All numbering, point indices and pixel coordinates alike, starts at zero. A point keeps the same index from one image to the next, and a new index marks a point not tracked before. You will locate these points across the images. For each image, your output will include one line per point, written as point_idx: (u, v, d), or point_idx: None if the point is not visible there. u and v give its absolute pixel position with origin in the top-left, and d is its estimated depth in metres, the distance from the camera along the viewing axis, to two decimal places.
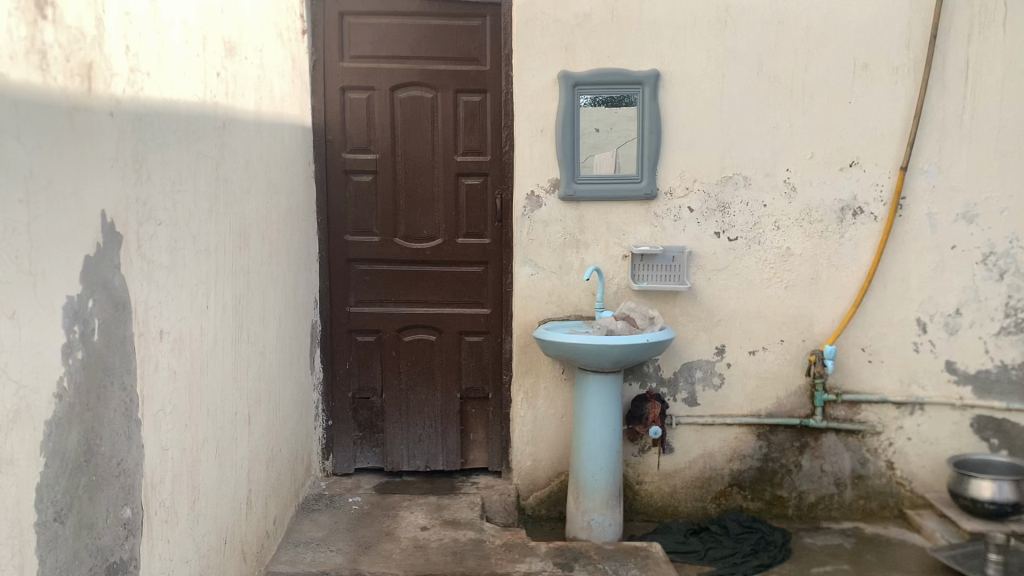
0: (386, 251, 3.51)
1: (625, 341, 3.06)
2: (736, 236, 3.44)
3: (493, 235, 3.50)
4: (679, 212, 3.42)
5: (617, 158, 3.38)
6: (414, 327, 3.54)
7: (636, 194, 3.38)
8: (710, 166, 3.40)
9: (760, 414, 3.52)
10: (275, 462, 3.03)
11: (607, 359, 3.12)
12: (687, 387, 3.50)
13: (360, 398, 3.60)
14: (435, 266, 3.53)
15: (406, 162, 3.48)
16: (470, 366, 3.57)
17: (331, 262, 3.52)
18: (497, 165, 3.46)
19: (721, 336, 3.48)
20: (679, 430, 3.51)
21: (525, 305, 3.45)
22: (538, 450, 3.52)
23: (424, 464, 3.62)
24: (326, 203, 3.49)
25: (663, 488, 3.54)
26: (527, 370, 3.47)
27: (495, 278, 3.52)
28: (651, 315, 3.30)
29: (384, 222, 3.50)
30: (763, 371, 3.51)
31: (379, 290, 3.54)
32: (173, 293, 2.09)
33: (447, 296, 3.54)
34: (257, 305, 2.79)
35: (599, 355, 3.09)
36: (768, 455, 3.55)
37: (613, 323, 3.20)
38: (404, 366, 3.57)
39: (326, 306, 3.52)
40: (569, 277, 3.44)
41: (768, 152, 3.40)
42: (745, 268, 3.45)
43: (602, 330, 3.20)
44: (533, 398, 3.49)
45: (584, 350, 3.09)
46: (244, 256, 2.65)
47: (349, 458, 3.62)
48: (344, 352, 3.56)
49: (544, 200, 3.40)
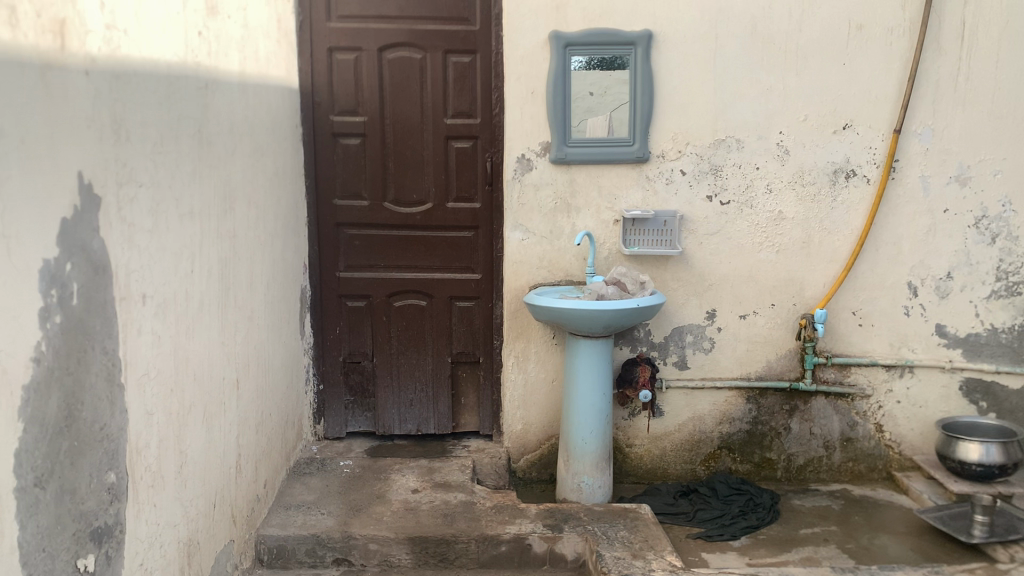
0: (376, 215, 3.49)
1: (618, 306, 3.06)
2: (728, 199, 3.41)
3: (484, 199, 3.47)
4: (671, 175, 3.39)
5: (609, 121, 3.34)
6: (404, 292, 3.53)
7: (627, 157, 3.35)
8: (702, 128, 3.37)
9: (750, 377, 3.53)
10: (266, 425, 3.04)
11: (598, 324, 3.12)
12: (678, 351, 3.49)
13: (351, 363, 3.59)
14: (425, 230, 3.50)
15: (395, 125, 3.44)
16: (460, 330, 3.56)
17: (320, 226, 3.50)
18: (487, 128, 3.43)
19: (713, 300, 3.47)
20: (669, 393, 3.52)
21: (516, 269, 3.44)
22: (529, 413, 3.53)
23: (416, 428, 3.63)
24: (314, 166, 3.46)
25: (653, 451, 3.55)
26: (519, 334, 3.47)
27: (486, 243, 3.50)
28: (642, 280, 3.26)
29: (374, 187, 3.47)
30: (754, 335, 3.50)
31: (368, 255, 3.52)
32: (156, 256, 2.08)
33: (437, 261, 3.52)
34: (244, 269, 2.78)
35: (591, 320, 3.09)
36: (758, 418, 3.56)
37: (604, 288, 3.19)
38: (395, 331, 3.56)
39: (316, 270, 3.51)
40: (559, 241, 3.43)
41: (761, 114, 3.37)
42: (737, 232, 3.44)
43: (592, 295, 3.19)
44: (523, 362, 3.49)
45: (577, 315, 3.09)
46: (230, 219, 2.63)
47: (340, 422, 3.62)
48: (334, 316, 3.55)
49: (534, 163, 3.37)
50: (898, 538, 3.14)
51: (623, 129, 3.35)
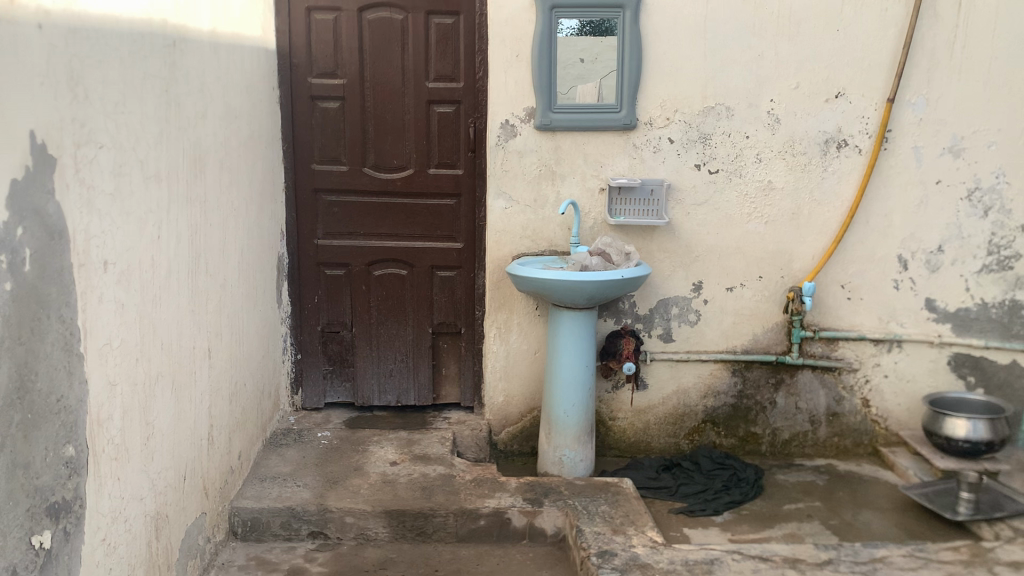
0: (356, 181, 3.39)
1: (601, 277, 3.00)
2: (717, 168, 3.33)
3: (466, 166, 3.38)
4: (659, 143, 3.31)
5: (596, 87, 3.25)
6: (384, 260, 3.45)
7: (614, 124, 3.26)
8: (692, 95, 3.28)
9: (736, 350, 3.47)
10: (240, 396, 2.97)
11: (580, 295, 3.05)
12: (663, 324, 3.43)
13: (330, 332, 3.52)
14: (405, 197, 3.42)
15: (376, 88, 3.34)
16: (442, 301, 3.48)
17: (298, 191, 3.40)
18: (470, 92, 3.33)
19: (699, 272, 3.40)
20: (654, 366, 3.45)
21: (499, 239, 3.36)
22: (511, 385, 3.47)
23: (396, 399, 3.56)
24: (291, 130, 3.36)
25: (637, 424, 3.49)
26: (502, 305, 3.40)
27: (468, 211, 3.41)
28: (627, 251, 3.18)
29: (353, 151, 3.38)
30: (740, 307, 3.44)
31: (347, 222, 3.43)
32: (119, 221, 1.99)
33: (417, 230, 3.43)
34: (217, 236, 2.69)
35: (573, 290, 3.03)
36: (743, 392, 3.50)
37: (588, 259, 3.12)
38: (374, 301, 3.48)
39: (294, 238, 3.42)
40: (544, 210, 3.35)
41: (752, 80, 3.28)
42: (725, 203, 3.36)
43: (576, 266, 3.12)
44: (506, 333, 3.42)
45: (559, 286, 3.02)
46: (200, 183, 2.54)
47: (318, 393, 3.56)
48: (312, 285, 3.47)
49: (519, 129, 3.28)
50: (882, 515, 3.11)
51: (610, 94, 3.25)
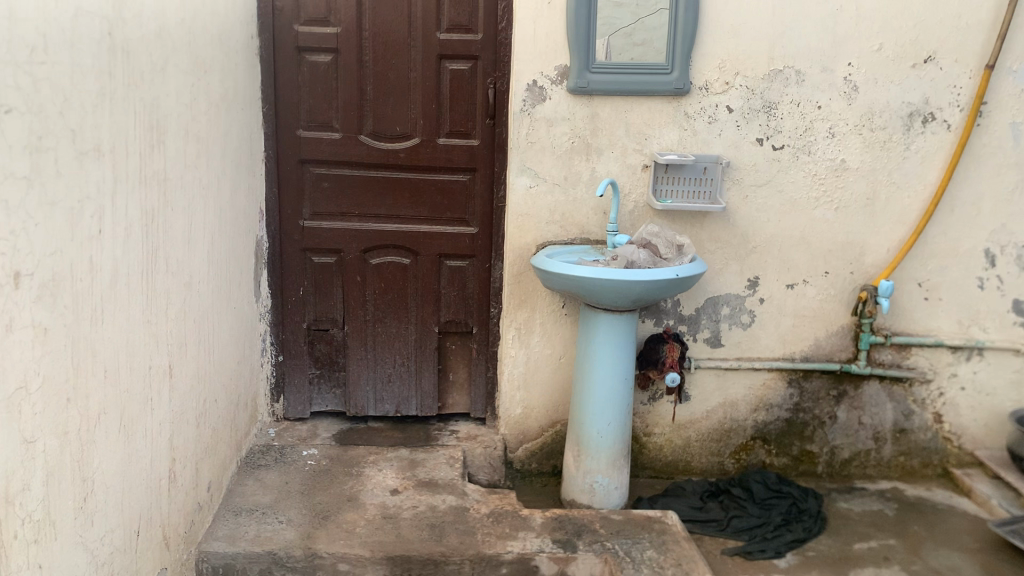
0: (350, 152, 2.83)
1: (652, 277, 2.48)
2: (782, 143, 2.83)
3: (483, 135, 2.83)
4: (715, 112, 2.79)
5: (643, 44, 2.70)
6: (383, 247, 2.91)
7: (663, 88, 2.73)
8: (756, 55, 2.75)
9: (794, 358, 2.98)
10: (209, 414, 2.43)
11: (624, 297, 2.54)
12: (711, 326, 2.93)
13: (317, 331, 2.98)
14: (409, 172, 2.86)
15: (376, 40, 2.76)
16: (451, 295, 2.96)
17: (280, 162, 2.84)
18: (490, 46, 2.77)
19: (756, 266, 2.90)
20: (698, 375, 2.95)
21: (521, 224, 2.82)
22: (531, 396, 2.95)
23: (394, 409, 3.04)
24: (274, 88, 2.78)
25: (675, 442, 3.00)
26: (522, 302, 2.87)
27: (484, 190, 2.87)
28: (679, 243, 2.67)
29: (348, 115, 2.81)
30: (801, 308, 2.94)
31: (340, 200, 2.88)
32: (37, 215, 1.43)
33: (423, 210, 2.89)
34: (181, 224, 2.14)
35: (617, 291, 2.52)
36: (799, 405, 3.02)
37: (635, 254, 2.59)
38: (371, 294, 2.94)
39: (276, 218, 2.86)
40: (576, 191, 2.82)
41: (827, 39, 2.75)
42: (790, 184, 2.85)
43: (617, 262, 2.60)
44: (526, 334, 2.90)
45: (600, 286, 2.51)
46: (159, 158, 1.97)
47: (304, 400, 3.02)
48: (297, 274, 2.92)
49: (548, 92, 2.73)
50: (971, 558, 2.64)
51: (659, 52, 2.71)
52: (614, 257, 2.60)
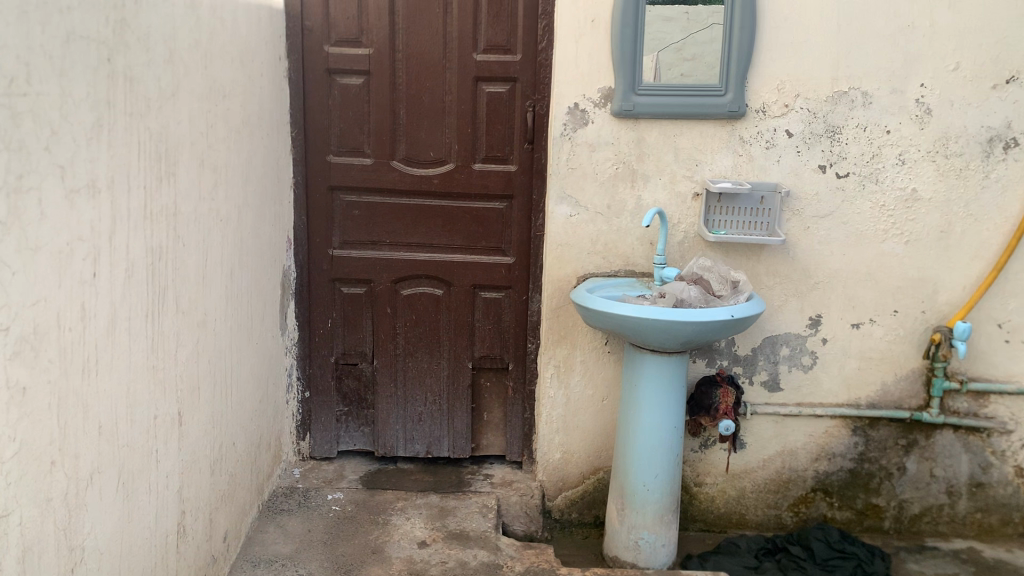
0: (382, 178, 2.67)
1: (703, 317, 2.27)
2: (847, 171, 2.60)
3: (521, 161, 2.65)
4: (773, 136, 2.57)
5: (693, 63, 2.50)
6: (415, 278, 2.73)
7: (717, 110, 2.52)
8: (818, 75, 2.54)
9: (860, 404, 2.74)
10: (226, 460, 2.26)
11: (671, 338, 2.33)
12: (769, 368, 2.71)
13: (346, 365, 2.79)
14: (443, 199, 2.69)
15: (409, 61, 2.61)
16: (485, 330, 2.76)
17: (308, 189, 2.69)
18: (530, 67, 2.59)
19: (819, 303, 2.67)
20: (754, 421, 2.74)
21: (560, 255, 2.62)
22: (571, 439, 2.73)
23: (425, 449, 2.84)
24: (302, 111, 2.64)
25: (729, 493, 2.80)
26: (561, 338, 2.67)
27: (521, 218, 2.68)
28: (734, 279, 2.44)
29: (379, 140, 2.65)
30: (868, 349, 2.70)
31: (370, 228, 2.71)
32: (15, 262, 1.28)
33: (457, 240, 2.71)
34: (195, 260, 1.98)
35: (664, 331, 2.31)
36: (865, 455, 2.77)
37: (685, 291, 2.37)
38: (401, 327, 2.76)
39: (303, 247, 2.70)
40: (620, 220, 2.60)
41: (897, 58, 2.52)
42: (856, 215, 2.62)
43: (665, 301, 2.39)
44: (565, 374, 2.69)
45: (645, 325, 2.30)
46: (168, 190, 1.82)
47: (330, 439, 2.83)
48: (325, 305, 2.75)
49: (591, 116, 2.54)
50: None
51: (712, 72, 2.50)
52: (661, 295, 2.39)
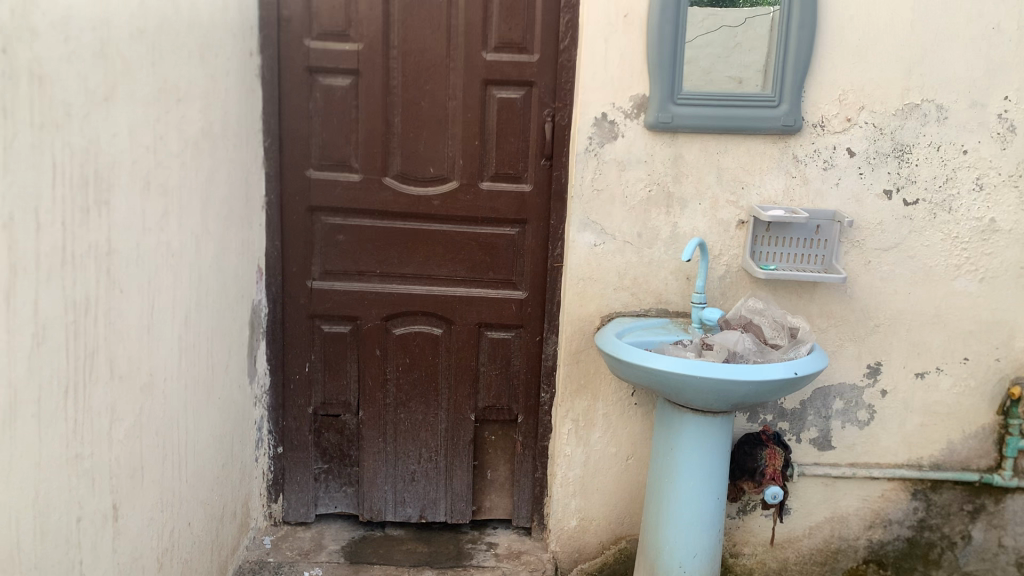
0: (372, 197, 2.26)
1: (756, 375, 1.87)
2: (915, 197, 2.23)
3: (537, 180, 2.26)
4: (833, 155, 2.20)
5: (742, 69, 2.13)
6: (409, 315, 2.32)
7: (768, 125, 2.15)
8: (886, 85, 2.17)
9: (921, 465, 2.37)
10: (179, 545, 1.84)
11: (717, 397, 1.93)
12: (819, 423, 2.34)
13: (325, 416, 2.38)
14: (444, 223, 2.29)
15: (406, 60, 2.21)
16: (492, 375, 2.36)
17: (284, 209, 2.27)
18: (549, 69, 2.20)
19: (878, 349, 2.30)
20: (800, 484, 2.37)
21: (581, 291, 2.24)
22: (590, 505, 2.34)
23: (418, 513, 2.44)
24: (277, 118, 2.23)
25: (769, 565, 2.43)
26: (581, 388, 2.28)
27: (537, 248, 2.29)
28: (792, 329, 2.06)
29: (369, 153, 2.24)
30: (932, 403, 2.34)
31: (358, 256, 2.29)
32: None
33: (461, 271, 2.31)
34: (136, 307, 1.57)
35: (708, 391, 1.91)
36: (925, 522, 2.40)
37: (738, 341, 1.98)
38: (393, 372, 2.35)
39: (278, 278, 2.29)
40: (652, 252, 2.23)
41: (978, 66, 2.16)
42: (924, 248, 2.25)
43: (719, 356, 1.98)
44: (585, 430, 2.30)
45: (685, 383, 1.91)
46: (99, 222, 1.40)
47: (307, 501, 2.42)
48: (301, 346, 2.33)
49: (621, 128, 2.16)
50: None
51: (764, 79, 2.13)
52: (716, 350, 1.97)
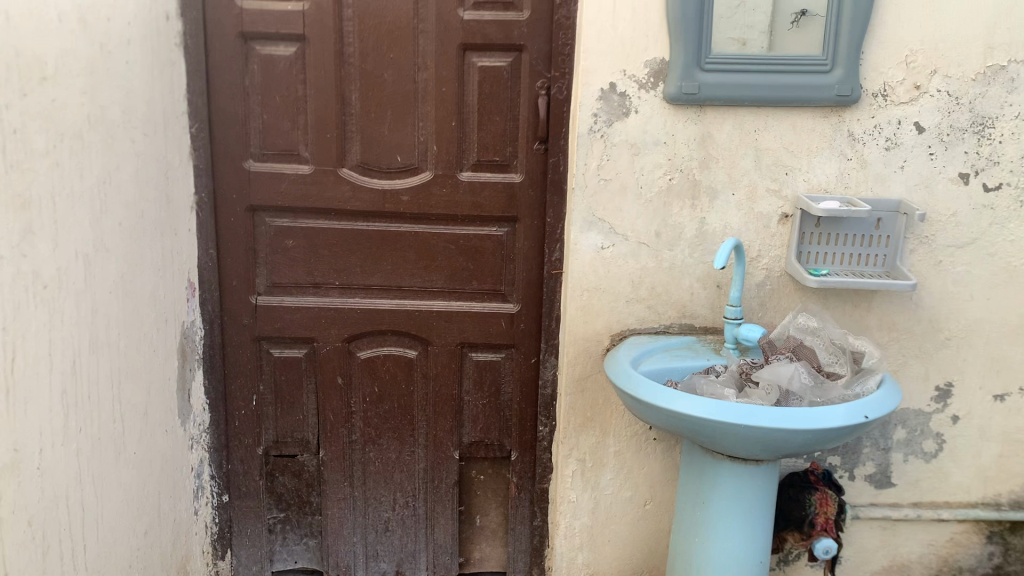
0: (326, 194, 1.84)
1: (807, 424, 1.45)
2: (999, 182, 1.80)
3: (530, 168, 1.83)
4: (897, 131, 1.77)
5: (785, 20, 1.70)
6: (377, 336, 1.91)
7: (816, 95, 1.72)
8: (965, 42, 1.73)
9: (999, 504, 1.96)
10: None
11: (755, 448, 1.51)
12: (876, 457, 1.94)
13: (278, 457, 1.97)
14: (416, 224, 1.87)
15: (364, 22, 1.76)
16: (479, 406, 1.95)
17: (218, 209, 1.84)
18: (543, 30, 1.76)
19: (949, 368, 1.88)
20: (854, 528, 1.98)
21: (586, 304, 1.82)
22: (601, 559, 1.95)
23: (394, 568, 2.04)
24: (205, 97, 1.79)
25: None
26: (588, 421, 1.87)
27: (530, 251, 1.87)
28: (857, 355, 1.63)
29: (322, 138, 1.81)
30: (1013, 431, 1.92)
31: (311, 265, 1.88)
32: None
33: (437, 281, 1.89)
34: None
35: (744, 441, 1.49)
36: (1002, 570, 1.99)
37: (795, 380, 1.55)
38: (358, 404, 1.94)
39: (214, 294, 1.87)
40: (673, 254, 1.81)
41: None
42: (1008, 244, 1.82)
43: (767, 398, 1.56)
44: (594, 471, 1.90)
45: (715, 432, 1.49)
46: None
47: (261, 558, 2.02)
48: (246, 376, 1.92)
49: (633, 102, 1.74)
50: None
51: (814, 37, 1.71)
52: (763, 390, 1.56)
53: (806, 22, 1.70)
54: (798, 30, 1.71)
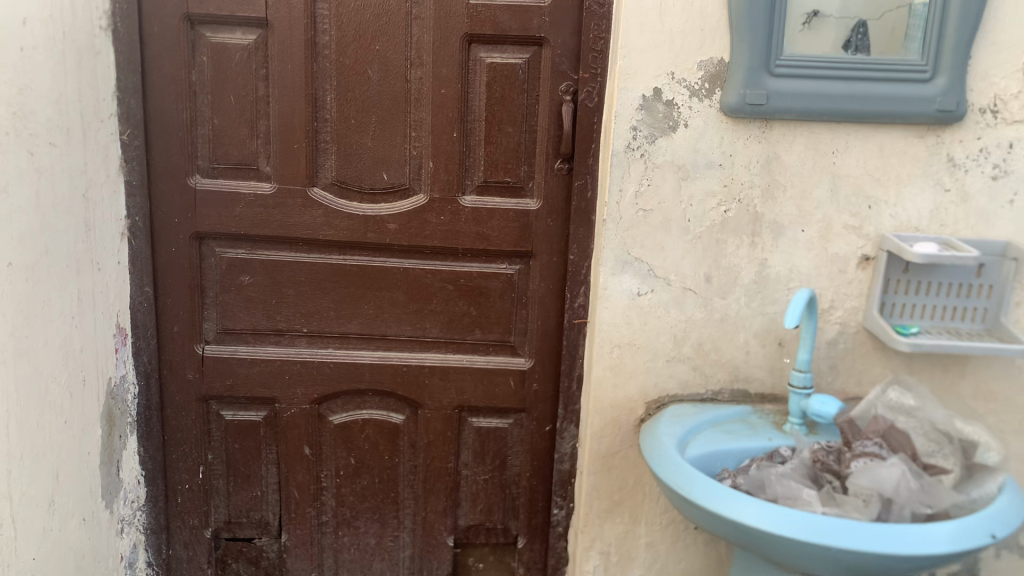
0: (292, 220, 1.47)
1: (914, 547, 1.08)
2: None
3: (548, 192, 1.46)
4: (1008, 157, 1.41)
5: (855, 11, 1.36)
6: (355, 396, 1.55)
7: (913, 109, 1.36)
8: None
9: None
10: None
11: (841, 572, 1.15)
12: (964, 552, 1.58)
13: (231, 541, 1.60)
14: (406, 259, 1.50)
15: (343, 4, 1.39)
16: (479, 482, 1.59)
17: (156, 237, 1.47)
18: (569, 20, 1.40)
19: None
20: None
21: (616, 363, 1.46)
22: None
23: None
24: (141, 95, 1.42)
25: None
26: (614, 505, 1.51)
27: (546, 294, 1.51)
28: (967, 446, 1.26)
29: (289, 150, 1.44)
30: None
31: (274, 308, 1.51)
32: None
33: (431, 329, 1.53)
34: None
35: (830, 564, 1.13)
36: None
37: (902, 482, 1.18)
38: (331, 477, 1.58)
39: (152, 342, 1.50)
40: (725, 304, 1.46)
41: None
42: None
43: (865, 510, 1.17)
44: (620, 566, 1.54)
45: (790, 551, 1.13)
46: None
47: None
48: (191, 443, 1.55)
49: (682, 114, 1.38)
50: None
51: (851, 43, 1.36)
52: (860, 498, 1.18)
53: (820, 24, 1.35)
54: (869, 25, 1.36)
